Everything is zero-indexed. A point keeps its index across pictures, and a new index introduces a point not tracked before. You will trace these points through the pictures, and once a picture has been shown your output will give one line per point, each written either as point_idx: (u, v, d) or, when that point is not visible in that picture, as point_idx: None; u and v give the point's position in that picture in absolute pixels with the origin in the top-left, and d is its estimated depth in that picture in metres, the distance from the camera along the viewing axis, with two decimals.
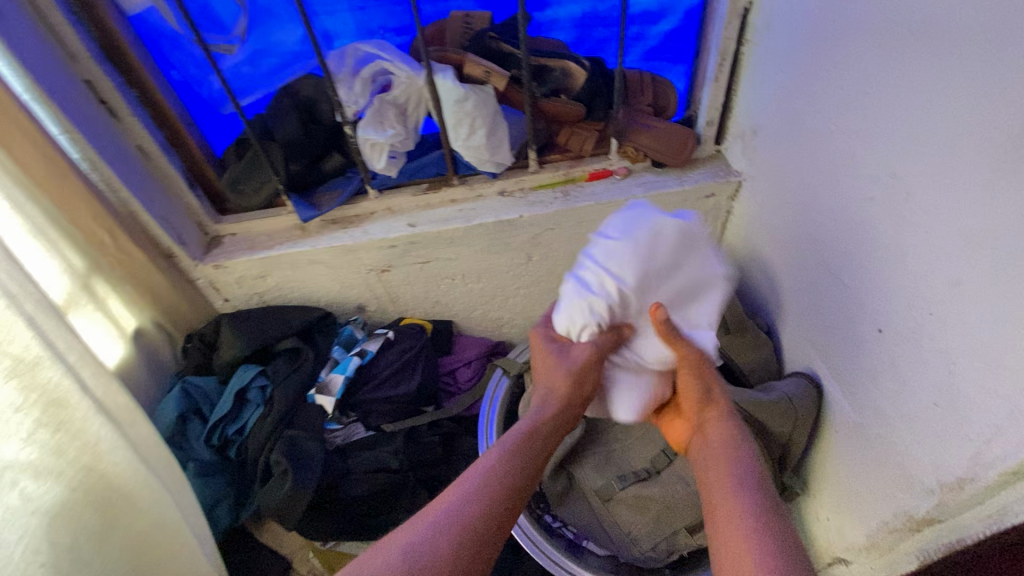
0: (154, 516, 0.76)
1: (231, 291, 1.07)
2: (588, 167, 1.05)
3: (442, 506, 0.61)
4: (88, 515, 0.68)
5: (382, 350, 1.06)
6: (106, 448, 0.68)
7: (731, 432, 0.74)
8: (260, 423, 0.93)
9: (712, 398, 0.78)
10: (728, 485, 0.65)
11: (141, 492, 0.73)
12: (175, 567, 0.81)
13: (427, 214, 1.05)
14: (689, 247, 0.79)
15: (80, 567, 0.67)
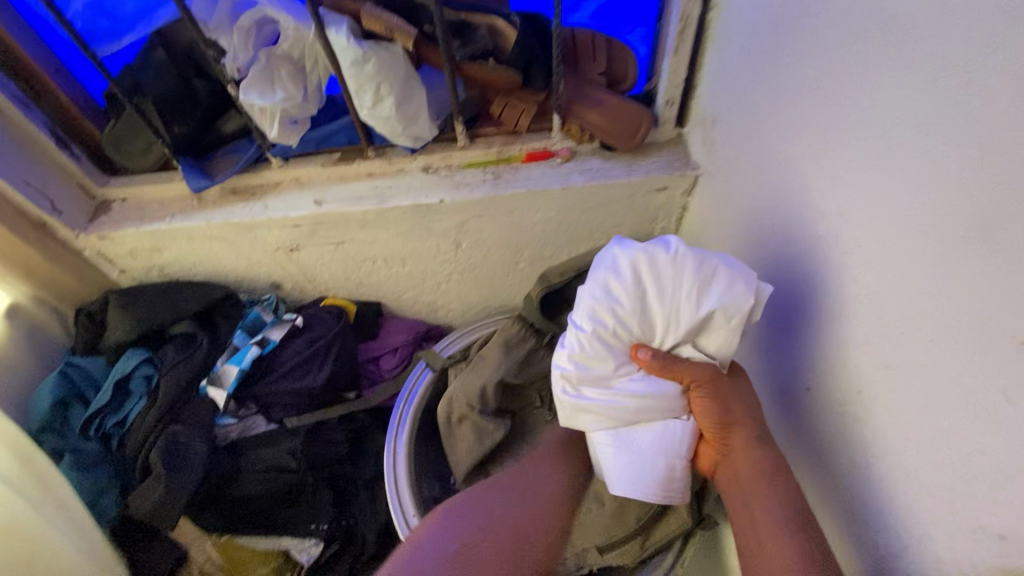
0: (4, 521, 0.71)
1: (125, 264, 0.96)
2: (526, 145, 0.90)
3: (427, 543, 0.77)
4: None
5: (288, 338, 0.97)
6: None
7: (765, 463, 0.64)
8: (142, 415, 0.87)
9: (733, 421, 0.67)
10: (776, 541, 0.59)
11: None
12: None
13: (338, 189, 0.92)
14: (693, 277, 0.67)
15: None
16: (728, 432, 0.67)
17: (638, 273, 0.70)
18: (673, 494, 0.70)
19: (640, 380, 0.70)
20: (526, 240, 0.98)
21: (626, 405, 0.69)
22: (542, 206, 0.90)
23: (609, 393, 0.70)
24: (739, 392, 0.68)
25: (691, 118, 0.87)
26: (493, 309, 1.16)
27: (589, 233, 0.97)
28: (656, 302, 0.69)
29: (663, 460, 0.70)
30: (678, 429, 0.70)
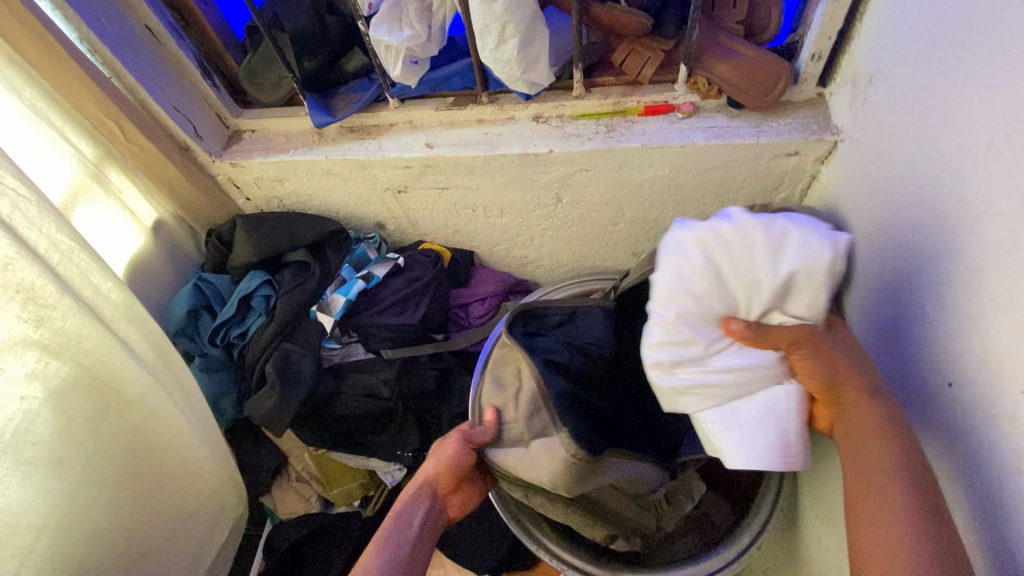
0: (143, 405, 0.84)
1: (251, 192, 1.03)
2: (644, 99, 0.86)
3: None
4: (78, 399, 0.76)
5: (389, 276, 1.03)
6: (89, 339, 0.75)
7: (880, 415, 0.56)
8: (261, 330, 0.95)
9: (844, 376, 0.59)
10: (886, 505, 0.53)
11: (131, 387, 0.82)
12: (168, 450, 0.90)
13: (448, 133, 0.92)
14: (771, 243, 0.63)
15: (73, 444, 0.76)
16: (837, 387, 0.60)
17: (708, 253, 0.64)
18: (787, 458, 0.64)
19: (736, 353, 0.65)
20: (631, 199, 0.94)
21: (723, 378, 0.65)
22: (655, 164, 0.86)
23: (704, 372, 0.66)
24: (848, 349, 0.60)
25: (837, 77, 0.79)
26: (585, 269, 1.14)
27: (701, 196, 0.92)
28: (734, 276, 0.63)
29: (772, 429, 0.64)
30: (777, 396, 0.63)
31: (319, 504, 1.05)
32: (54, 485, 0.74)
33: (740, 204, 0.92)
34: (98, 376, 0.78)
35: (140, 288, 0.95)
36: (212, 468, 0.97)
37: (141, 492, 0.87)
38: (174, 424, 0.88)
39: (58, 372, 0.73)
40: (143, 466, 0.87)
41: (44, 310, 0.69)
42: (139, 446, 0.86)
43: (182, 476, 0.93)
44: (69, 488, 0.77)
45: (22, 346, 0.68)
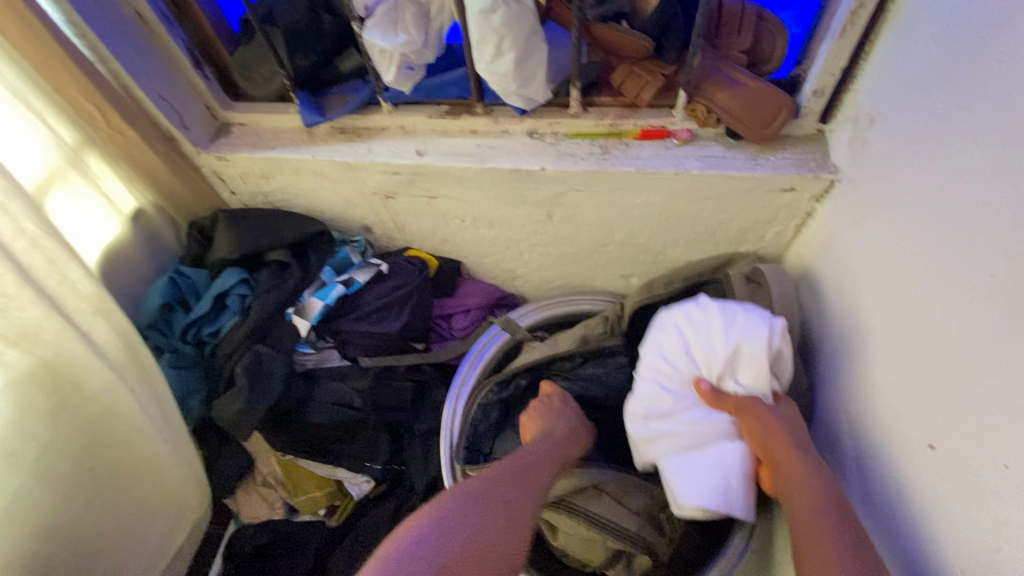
0: (105, 401, 0.82)
1: (236, 186, 1.01)
2: (641, 122, 0.84)
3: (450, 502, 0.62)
4: (34, 392, 0.75)
5: (371, 282, 1.00)
6: (49, 333, 0.73)
7: (809, 471, 0.63)
8: (234, 330, 0.93)
9: (777, 437, 0.67)
10: (827, 552, 0.55)
11: (90, 381, 0.80)
12: (130, 448, 0.88)
13: (440, 142, 0.90)
14: (728, 317, 0.73)
15: (24, 437, 0.75)
16: (772, 445, 0.67)
17: (680, 330, 0.76)
18: (738, 508, 0.68)
19: (699, 412, 0.74)
20: (623, 222, 0.92)
21: (687, 430, 0.73)
22: (647, 189, 0.85)
23: (674, 424, 0.74)
24: (779, 413, 0.69)
25: (838, 115, 0.77)
26: (573, 288, 1.12)
27: (693, 224, 0.90)
28: (700, 351, 0.74)
29: (723, 477, 0.69)
30: (731, 447, 0.70)
31: (284, 510, 1.02)
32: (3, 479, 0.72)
33: (732, 234, 0.90)
34: (56, 369, 0.76)
35: (114, 277, 0.93)
36: (174, 469, 0.94)
37: (95, 488, 0.85)
38: (135, 421, 0.86)
39: (12, 362, 0.71)
40: (100, 461, 0.85)
41: (0, 300, 0.67)
42: (96, 441, 0.84)
43: (142, 474, 0.91)
44: (18, 482, 0.75)
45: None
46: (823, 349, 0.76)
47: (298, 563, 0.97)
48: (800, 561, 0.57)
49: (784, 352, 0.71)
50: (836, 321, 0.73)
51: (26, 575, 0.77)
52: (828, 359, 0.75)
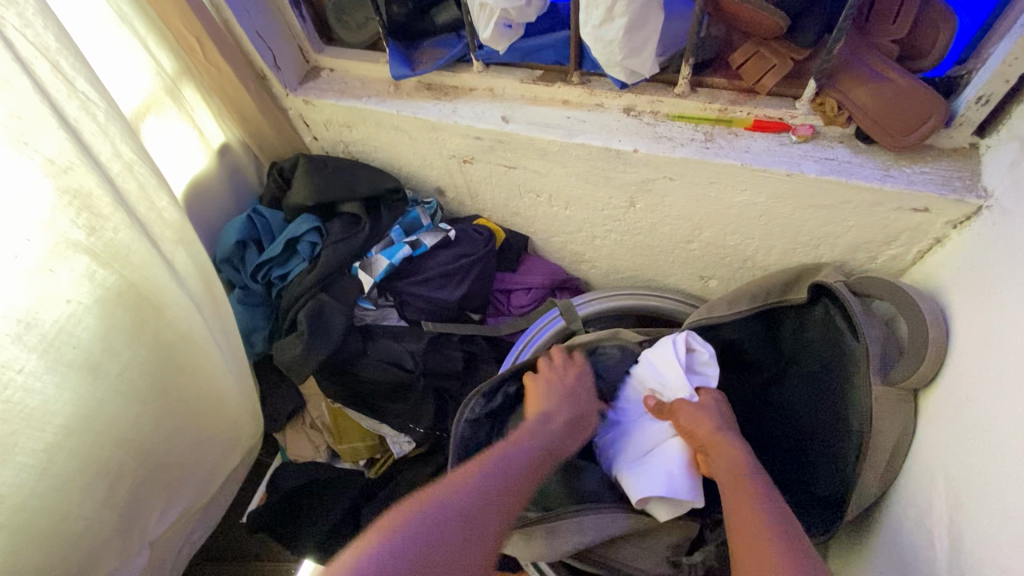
0: (180, 328, 0.87)
1: (319, 132, 1.01)
2: (756, 112, 0.75)
3: (443, 505, 0.54)
4: (120, 311, 0.79)
5: (436, 248, 0.99)
6: (136, 256, 0.77)
7: (739, 449, 0.67)
8: (302, 276, 0.94)
9: (700, 427, 0.70)
10: (759, 521, 0.58)
11: (169, 307, 0.84)
12: (197, 373, 0.92)
13: (528, 110, 0.85)
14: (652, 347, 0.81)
15: (109, 351, 0.79)
16: (700, 436, 0.70)
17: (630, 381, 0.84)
18: (683, 492, 0.70)
19: (650, 427, 0.78)
20: (713, 220, 0.84)
21: (642, 440, 0.77)
22: (749, 187, 0.76)
23: (625, 438, 0.80)
24: (706, 407, 0.73)
25: (1001, 130, 0.65)
26: (643, 281, 1.06)
27: (794, 232, 0.81)
28: (641, 386, 0.82)
29: (668, 465, 0.72)
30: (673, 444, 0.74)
31: (326, 455, 1.06)
32: (87, 388, 0.77)
33: (838, 250, 0.80)
34: (140, 291, 0.81)
35: (199, 209, 0.96)
36: (234, 398, 0.99)
37: (166, 407, 0.91)
38: (206, 348, 0.90)
39: (102, 279, 0.75)
40: (172, 381, 0.90)
41: (97, 220, 0.71)
42: (170, 363, 0.89)
43: (206, 399, 0.96)
44: (101, 392, 0.80)
45: (73, 250, 0.70)
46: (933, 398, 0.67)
47: (331, 512, 0.99)
48: (737, 540, 0.58)
49: (701, 350, 0.78)
50: (953, 370, 0.63)
51: (101, 478, 0.83)
52: (937, 411, 0.65)
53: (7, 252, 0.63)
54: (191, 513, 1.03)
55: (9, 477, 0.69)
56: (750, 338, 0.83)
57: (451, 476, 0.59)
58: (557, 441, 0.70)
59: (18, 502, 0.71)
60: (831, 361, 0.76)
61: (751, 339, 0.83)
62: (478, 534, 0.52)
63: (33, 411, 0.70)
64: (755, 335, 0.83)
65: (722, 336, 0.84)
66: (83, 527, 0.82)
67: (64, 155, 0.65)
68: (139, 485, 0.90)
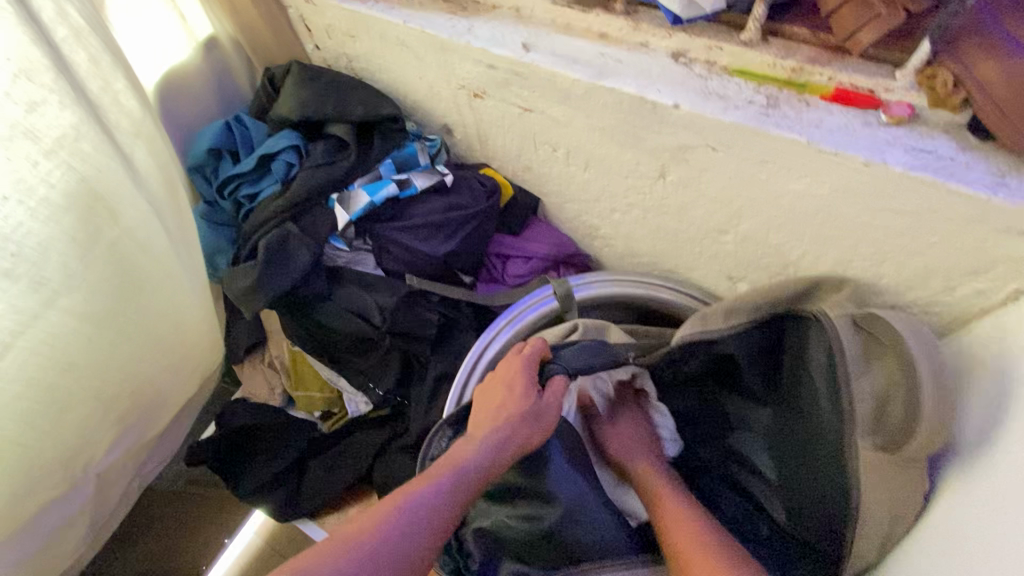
0: (139, 238, 0.75)
1: (320, 39, 0.89)
2: (839, 77, 0.58)
3: (357, 551, 0.53)
4: (71, 217, 0.65)
5: (429, 192, 0.86)
6: (88, 145, 0.64)
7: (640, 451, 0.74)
8: (271, 199, 0.82)
9: (632, 456, 0.74)
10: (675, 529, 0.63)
11: (126, 211, 0.72)
12: (155, 295, 0.80)
13: (556, 39, 0.70)
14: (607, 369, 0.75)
15: (58, 266, 0.66)
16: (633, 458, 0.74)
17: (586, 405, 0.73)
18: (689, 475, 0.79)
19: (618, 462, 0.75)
20: (757, 209, 0.69)
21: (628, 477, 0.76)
22: (812, 174, 0.60)
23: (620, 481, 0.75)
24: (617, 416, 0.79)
25: None
26: (659, 270, 0.91)
27: (855, 240, 0.65)
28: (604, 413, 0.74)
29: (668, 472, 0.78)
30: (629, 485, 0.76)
31: (281, 399, 0.97)
32: (27, 302, 0.64)
33: (905, 272, 0.64)
34: (95, 193, 0.67)
35: (174, 107, 0.85)
36: (192, 324, 0.89)
37: (125, 334, 0.79)
38: (164, 261, 0.79)
39: (52, 178, 0.62)
40: (129, 304, 0.78)
41: (39, 92, 0.58)
42: (129, 282, 0.76)
43: (164, 322, 0.84)
44: (49, 313, 0.67)
45: (10, 130, 0.56)
46: (967, 453, 0.55)
47: (279, 458, 0.92)
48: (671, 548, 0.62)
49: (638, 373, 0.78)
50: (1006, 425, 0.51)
51: (44, 413, 0.71)
52: (982, 472, 0.52)
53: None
54: (137, 451, 0.92)
55: None
56: (743, 352, 0.72)
57: (338, 539, 0.54)
58: (483, 473, 0.63)
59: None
60: (824, 388, 0.65)
61: (749, 354, 0.73)
62: None
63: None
64: (754, 349, 0.73)
65: (718, 351, 0.73)
66: (17, 458, 0.70)
67: None
68: (92, 418, 0.79)
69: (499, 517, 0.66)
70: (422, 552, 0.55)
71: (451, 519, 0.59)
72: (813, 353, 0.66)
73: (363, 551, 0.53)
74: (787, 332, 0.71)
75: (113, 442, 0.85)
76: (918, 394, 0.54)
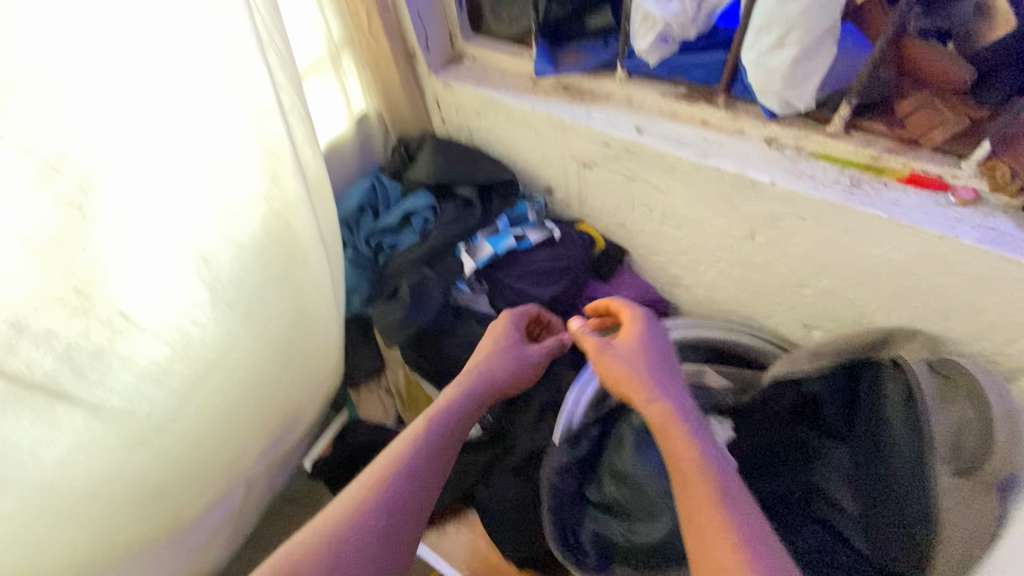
0: (315, 281, 0.88)
1: (449, 115, 1.06)
2: (913, 165, 0.71)
3: (387, 484, 0.67)
4: (273, 259, 0.82)
5: (540, 245, 1.00)
6: (299, 208, 0.79)
7: (650, 382, 0.70)
8: (410, 249, 0.98)
9: (642, 386, 0.70)
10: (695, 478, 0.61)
11: (313, 261, 0.85)
12: (316, 329, 0.94)
13: (664, 125, 0.85)
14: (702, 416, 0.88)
15: (259, 298, 0.83)
16: (654, 422, 0.67)
17: None
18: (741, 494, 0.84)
19: None
20: (837, 268, 0.81)
21: None
22: (889, 242, 0.72)
23: None
24: (625, 350, 0.75)
25: None
26: (736, 316, 1.03)
27: (927, 297, 0.76)
28: None
29: None
30: None
31: (393, 420, 1.10)
32: (234, 328, 0.81)
33: (973, 327, 0.74)
34: (293, 241, 0.83)
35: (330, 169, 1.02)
36: (333, 357, 1.03)
37: (287, 359, 0.93)
38: (325, 301, 0.91)
39: (264, 226, 0.79)
40: (299, 331, 0.93)
41: (277, 167, 0.75)
42: (299, 312, 0.91)
43: (317, 350, 0.98)
44: (247, 337, 0.84)
45: (252, 196, 0.75)
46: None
47: None
48: (691, 500, 0.60)
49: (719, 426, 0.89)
50: None
51: (227, 420, 0.87)
52: None
53: (201, 190, 0.68)
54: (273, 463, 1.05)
55: (161, 398, 0.75)
56: (828, 391, 0.85)
57: (369, 477, 0.69)
58: (475, 403, 0.79)
59: (160, 423, 0.76)
60: (915, 431, 0.75)
61: (833, 396, 0.85)
62: (392, 536, 0.65)
63: (191, 340, 0.75)
64: (837, 391, 0.85)
65: (808, 390, 0.86)
66: (199, 456, 0.85)
67: (267, 98, 0.69)
68: (254, 429, 0.94)
69: (614, 528, 0.77)
70: (436, 476, 0.71)
71: (454, 444, 0.75)
72: (897, 390, 0.79)
73: (388, 481, 0.68)
74: (863, 377, 0.85)
75: (260, 453, 0.99)
76: (993, 430, 0.66)
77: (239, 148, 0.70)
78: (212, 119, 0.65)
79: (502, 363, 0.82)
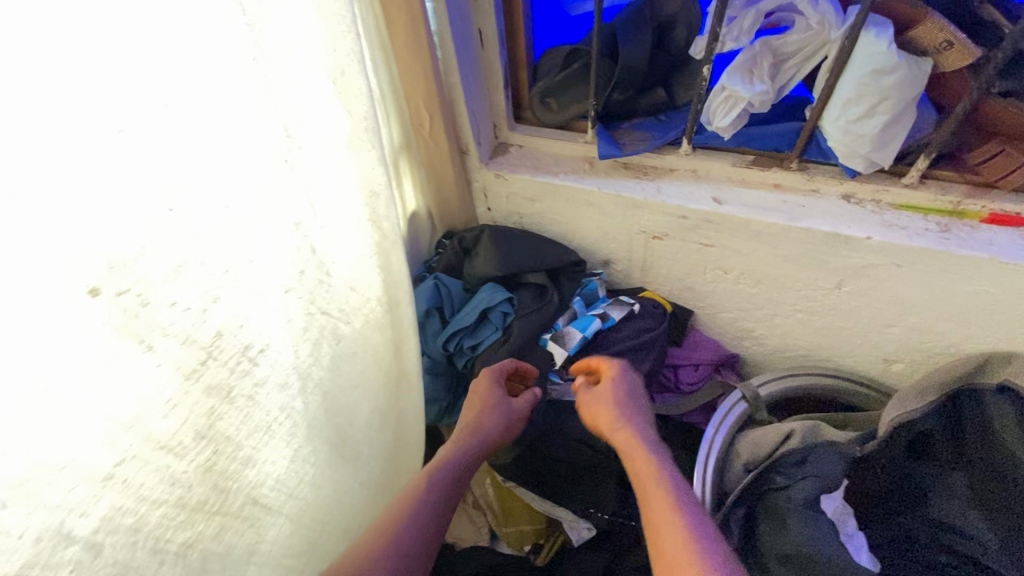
0: (411, 404, 0.82)
1: (498, 203, 1.04)
2: (993, 206, 0.76)
3: (367, 556, 0.60)
4: (378, 393, 0.77)
5: (621, 321, 0.98)
6: (405, 332, 0.77)
7: (624, 415, 0.78)
8: (494, 348, 0.92)
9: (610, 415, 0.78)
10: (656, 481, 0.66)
11: (409, 381, 0.81)
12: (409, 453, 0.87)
13: (740, 192, 0.87)
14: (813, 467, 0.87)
15: (362, 433, 0.75)
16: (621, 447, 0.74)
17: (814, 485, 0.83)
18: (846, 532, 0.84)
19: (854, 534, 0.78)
20: (929, 306, 0.84)
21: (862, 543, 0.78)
22: (987, 279, 0.76)
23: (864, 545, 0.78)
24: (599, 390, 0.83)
25: None
26: (814, 360, 1.04)
27: (1021, 323, 0.80)
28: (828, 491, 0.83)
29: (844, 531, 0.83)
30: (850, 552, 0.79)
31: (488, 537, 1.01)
32: (341, 473, 0.73)
33: None
34: (395, 368, 0.78)
35: None
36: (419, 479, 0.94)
37: (385, 495, 0.84)
38: (417, 422, 0.84)
39: (373, 357, 0.74)
40: (393, 461, 0.84)
41: (389, 295, 0.74)
42: (395, 440, 0.83)
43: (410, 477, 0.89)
44: (351, 481, 0.75)
45: (364, 326, 0.71)
46: None
47: None
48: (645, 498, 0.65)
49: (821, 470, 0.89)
50: None
51: None
52: None
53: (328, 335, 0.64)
54: None
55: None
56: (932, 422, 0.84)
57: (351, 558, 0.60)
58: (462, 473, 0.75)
59: None
60: None
61: (939, 426, 0.84)
62: None
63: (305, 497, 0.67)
64: (941, 420, 0.84)
65: (917, 430, 0.84)
66: None
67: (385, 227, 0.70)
68: None
69: None
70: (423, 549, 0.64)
71: (443, 513, 0.69)
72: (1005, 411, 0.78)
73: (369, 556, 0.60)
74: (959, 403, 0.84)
75: None
76: None
77: (360, 282, 0.69)
78: (341, 255, 0.64)
79: (490, 422, 0.81)
